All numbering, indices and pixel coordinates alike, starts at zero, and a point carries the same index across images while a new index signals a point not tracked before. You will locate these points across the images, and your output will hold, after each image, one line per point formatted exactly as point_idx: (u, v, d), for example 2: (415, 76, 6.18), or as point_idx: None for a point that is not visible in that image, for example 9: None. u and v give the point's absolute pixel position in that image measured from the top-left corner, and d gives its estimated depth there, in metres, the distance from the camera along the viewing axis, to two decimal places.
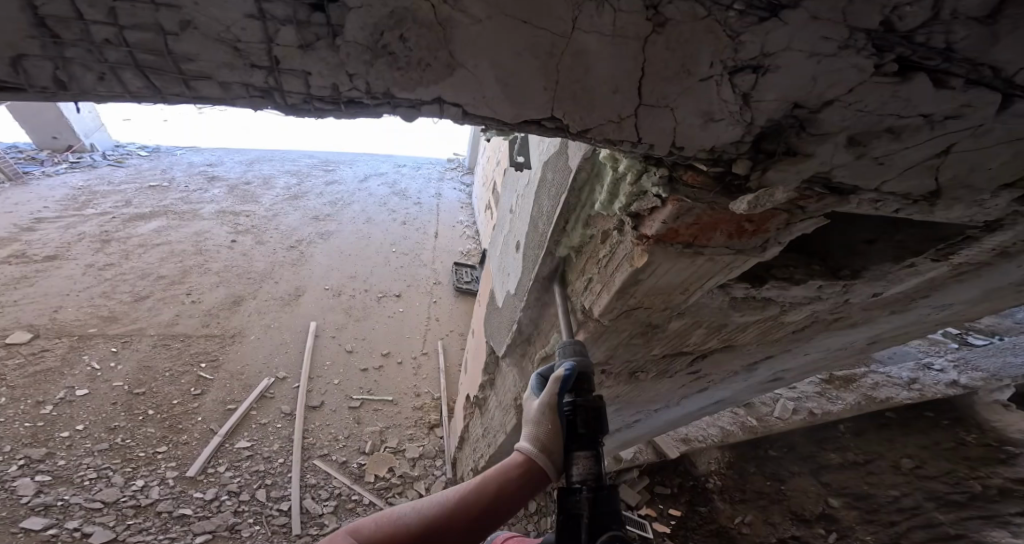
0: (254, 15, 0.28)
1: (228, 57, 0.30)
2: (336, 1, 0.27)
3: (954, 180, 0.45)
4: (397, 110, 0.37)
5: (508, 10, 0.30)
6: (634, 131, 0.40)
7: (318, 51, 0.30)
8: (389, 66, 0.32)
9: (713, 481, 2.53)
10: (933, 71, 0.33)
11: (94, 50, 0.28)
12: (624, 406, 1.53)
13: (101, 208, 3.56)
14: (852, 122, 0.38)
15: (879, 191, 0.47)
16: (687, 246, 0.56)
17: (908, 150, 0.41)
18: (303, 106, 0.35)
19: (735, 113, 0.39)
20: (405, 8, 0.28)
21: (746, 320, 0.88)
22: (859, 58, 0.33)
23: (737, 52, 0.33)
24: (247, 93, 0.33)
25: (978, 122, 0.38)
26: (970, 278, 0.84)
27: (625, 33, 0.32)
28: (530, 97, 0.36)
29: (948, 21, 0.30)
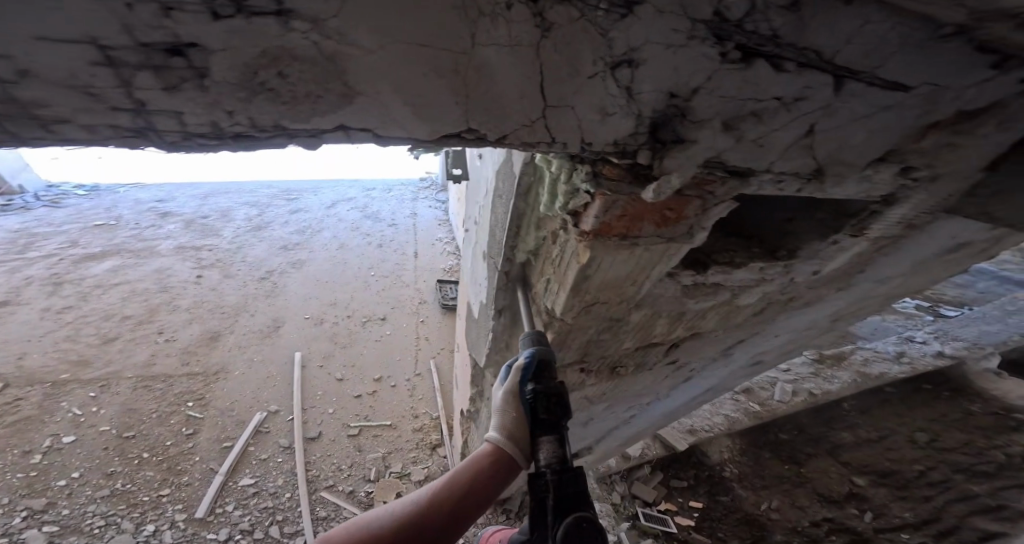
0: (101, 62, 0.28)
1: (86, 101, 0.30)
2: (194, 45, 0.28)
3: (829, 154, 0.53)
4: (296, 139, 0.38)
5: (405, 38, 0.32)
6: (547, 131, 0.43)
7: (186, 92, 0.31)
8: (273, 101, 0.33)
9: (730, 469, 2.78)
10: (770, 57, 0.40)
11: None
12: (615, 403, 1.55)
13: (46, 250, 3.50)
14: (722, 106, 0.43)
15: (774, 171, 0.54)
16: (622, 239, 0.59)
17: (778, 130, 0.48)
18: (184, 142, 0.36)
19: (627, 105, 0.42)
20: (277, 48, 0.29)
21: (702, 307, 0.92)
22: (705, 47, 0.38)
23: (612, 48, 0.37)
24: (117, 134, 0.33)
25: (823, 101, 0.45)
26: (898, 250, 0.91)
27: (520, 42, 0.35)
28: (434, 115, 0.38)
29: (763, 11, 0.35)
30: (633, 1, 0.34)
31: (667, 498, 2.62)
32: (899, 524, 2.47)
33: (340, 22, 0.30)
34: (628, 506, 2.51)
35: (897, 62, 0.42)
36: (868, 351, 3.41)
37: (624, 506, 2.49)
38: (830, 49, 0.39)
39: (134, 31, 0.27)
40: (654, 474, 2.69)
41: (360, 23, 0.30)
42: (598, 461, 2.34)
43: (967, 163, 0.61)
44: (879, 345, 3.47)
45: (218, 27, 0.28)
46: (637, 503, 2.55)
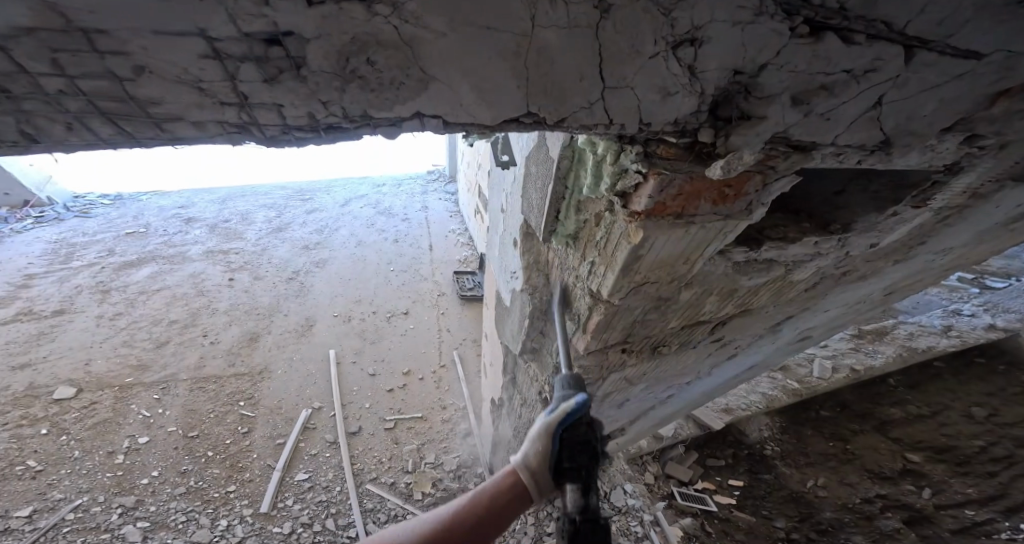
0: (208, 55, 0.29)
1: (196, 98, 0.31)
2: (291, 35, 0.29)
3: (898, 126, 0.50)
4: (379, 130, 0.39)
5: (471, 20, 0.32)
6: (605, 113, 0.42)
7: (284, 83, 0.32)
8: (364, 89, 0.33)
9: (770, 448, 2.77)
10: (838, 30, 0.38)
11: (54, 104, 0.30)
12: (653, 384, 1.55)
13: (87, 260, 3.73)
14: (789, 81, 0.41)
15: (838, 144, 0.51)
16: (677, 218, 0.58)
17: (847, 103, 0.45)
18: (281, 136, 0.37)
19: (688, 82, 0.41)
20: (366, 34, 0.30)
21: (757, 283, 0.90)
22: (773, 23, 0.37)
23: (674, 27, 0.36)
24: (222, 129, 0.35)
25: (894, 73, 0.43)
26: (961, 219, 0.88)
27: (579, 23, 0.35)
28: (504, 96, 0.38)
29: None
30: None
31: (704, 477, 2.60)
32: (963, 501, 2.44)
33: (416, 6, 0.29)
34: (662, 486, 2.48)
35: (973, 27, 0.40)
36: (910, 325, 3.31)
37: (658, 486, 2.46)
38: (907, 13, 0.38)
39: (238, 21, 0.27)
40: (688, 454, 2.66)
41: (434, 9, 0.30)
42: (630, 443, 2.35)
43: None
44: (922, 318, 3.37)
45: (313, 13, 0.28)
46: (671, 482, 2.53)
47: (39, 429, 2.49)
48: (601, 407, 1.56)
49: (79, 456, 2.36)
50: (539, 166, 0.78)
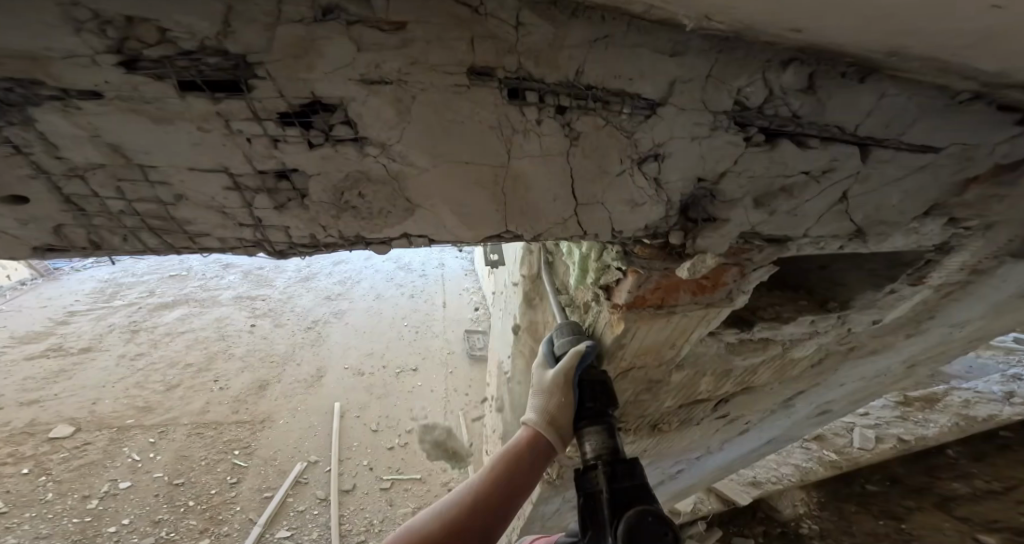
0: (231, 187, 0.35)
1: (220, 219, 0.36)
2: (296, 170, 0.35)
3: (868, 219, 0.54)
4: (371, 248, 0.42)
5: (454, 157, 0.37)
6: (579, 227, 0.46)
7: (290, 209, 0.37)
8: (355, 216, 0.38)
9: (807, 526, 2.54)
10: (793, 135, 0.44)
11: (114, 220, 0.35)
12: (658, 459, 1.46)
13: (127, 299, 3.83)
14: (750, 185, 0.47)
15: (812, 236, 0.55)
16: (658, 309, 0.60)
17: (813, 200, 0.50)
18: (290, 253, 0.40)
19: (656, 192, 0.46)
20: (359, 172, 0.36)
21: (751, 363, 0.89)
22: (727, 135, 0.43)
23: (637, 146, 0.42)
24: (239, 246, 0.39)
25: (853, 170, 0.48)
26: (966, 294, 0.84)
27: (551, 151, 0.40)
28: (485, 220, 0.42)
29: (781, 96, 0.41)
30: (657, 101, 0.40)
31: None
32: None
33: (402, 145, 0.35)
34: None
35: (922, 127, 0.45)
36: (966, 392, 3.00)
37: None
38: (851, 121, 0.44)
39: (254, 161, 0.34)
40: (710, 530, 2.51)
41: (416, 147, 0.36)
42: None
43: (1021, 208, 0.59)
44: (979, 384, 3.05)
45: (313, 154, 0.34)
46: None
47: (21, 468, 2.45)
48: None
49: (52, 498, 2.31)
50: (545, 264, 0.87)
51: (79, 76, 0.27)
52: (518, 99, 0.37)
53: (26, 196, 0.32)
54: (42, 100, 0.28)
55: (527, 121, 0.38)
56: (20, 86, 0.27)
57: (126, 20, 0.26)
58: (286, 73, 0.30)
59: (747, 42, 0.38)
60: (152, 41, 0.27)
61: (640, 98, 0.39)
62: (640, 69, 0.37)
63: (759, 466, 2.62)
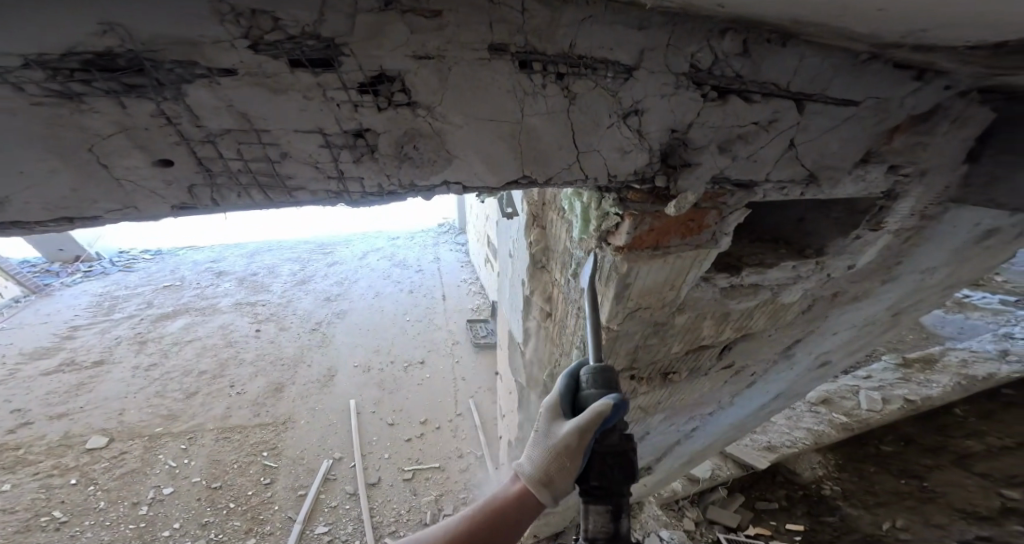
0: (324, 144, 0.44)
1: (313, 172, 0.45)
2: (369, 130, 0.44)
3: (817, 163, 0.63)
4: (421, 195, 0.51)
5: (480, 116, 0.47)
6: (582, 171, 0.56)
7: (364, 163, 0.46)
8: (409, 165, 0.47)
9: (830, 488, 2.54)
10: (739, 92, 0.54)
11: (233, 177, 0.44)
12: (673, 414, 1.55)
13: (127, 311, 3.95)
14: (711, 134, 0.57)
15: (773, 181, 0.64)
16: (654, 250, 0.69)
17: (766, 147, 0.59)
18: (363, 202, 0.50)
19: (639, 141, 0.56)
20: (416, 129, 0.45)
21: (745, 308, 0.96)
22: (689, 94, 0.53)
23: (625, 99, 0.52)
24: (324, 196, 0.48)
25: (795, 122, 0.58)
26: (922, 241, 0.90)
27: (555, 109, 0.49)
28: (511, 166, 0.52)
29: (725, 60, 0.51)
30: (631, 66, 0.49)
31: (756, 523, 2.41)
32: None
33: (444, 108, 0.45)
34: (706, 533, 2.32)
35: (838, 85, 0.55)
36: (961, 352, 3.17)
37: (700, 533, 2.31)
38: (784, 77, 0.53)
39: (341, 122, 0.42)
40: (732, 497, 2.50)
41: (453, 109, 0.45)
42: (660, 486, 2.26)
43: (948, 156, 0.67)
44: (974, 345, 3.22)
45: (383, 115, 0.43)
46: (716, 529, 2.36)
47: (68, 479, 2.55)
48: None
49: (104, 507, 2.41)
50: (552, 224, 0.95)
51: (223, 56, 0.36)
52: (528, 69, 0.46)
53: (169, 159, 0.41)
54: (194, 76, 0.37)
55: (536, 84, 0.47)
56: (181, 66, 0.36)
57: (254, 12, 0.35)
58: (364, 49, 0.39)
59: (694, 17, 0.47)
60: (270, 28, 0.36)
61: (619, 63, 0.49)
62: (618, 39, 0.47)
63: (773, 431, 2.72)
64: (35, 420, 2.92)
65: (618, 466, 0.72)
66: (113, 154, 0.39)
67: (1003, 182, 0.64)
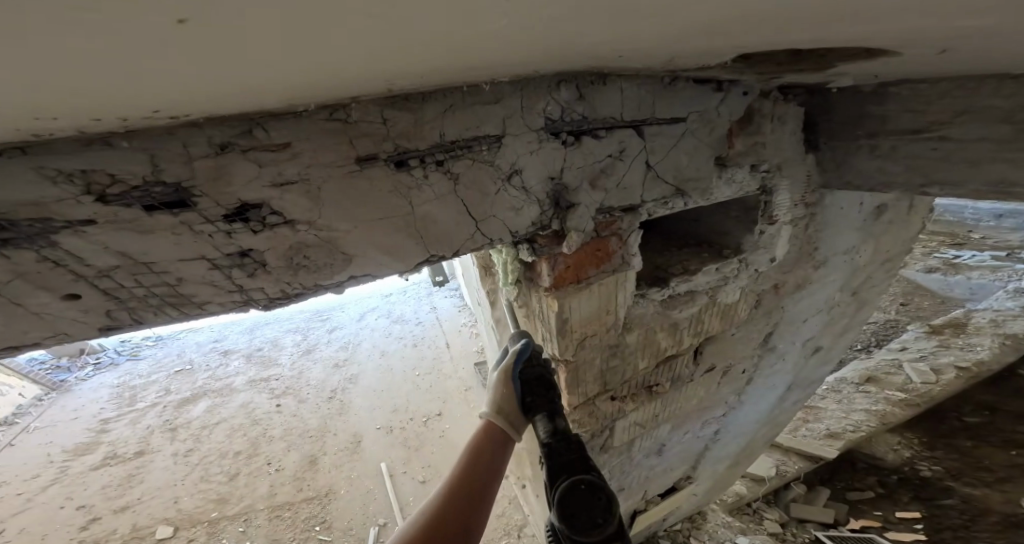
0: (212, 266, 0.46)
1: (214, 290, 0.47)
2: (253, 250, 0.46)
3: (679, 176, 0.74)
4: (332, 291, 0.54)
5: (362, 216, 0.51)
6: (485, 234, 0.62)
7: (259, 277, 0.48)
8: (302, 269, 0.50)
9: (927, 467, 2.49)
10: (589, 132, 0.64)
11: (140, 300, 0.45)
12: (679, 421, 1.54)
13: (150, 400, 3.66)
14: (581, 172, 0.66)
15: (650, 200, 0.74)
16: (575, 284, 0.79)
17: (631, 170, 0.70)
18: (274, 306, 0.51)
19: (527, 195, 0.65)
20: (301, 241, 0.48)
21: (690, 315, 1.03)
22: (551, 144, 0.62)
23: (498, 166, 0.60)
24: (234, 307, 0.50)
25: (640, 146, 0.68)
26: (821, 227, 1.06)
27: (439, 193, 0.56)
28: (409, 251, 0.56)
29: (567, 107, 0.61)
30: (499, 134, 0.58)
31: (858, 515, 2.35)
32: None
33: (324, 220, 0.48)
34: (800, 533, 2.26)
35: (661, 104, 0.67)
36: (985, 312, 3.32)
37: (795, 533, 2.25)
38: (616, 111, 0.65)
39: (221, 248, 0.45)
40: (817, 491, 2.45)
41: (333, 217, 0.49)
42: (719, 492, 2.16)
43: (788, 149, 0.82)
44: (992, 304, 3.37)
45: (261, 236, 0.46)
46: (812, 528, 2.30)
47: None
48: (636, 455, 1.55)
49: None
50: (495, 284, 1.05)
51: (73, 210, 0.39)
52: (404, 166, 0.51)
53: (76, 293, 0.43)
54: (56, 228, 0.39)
55: (416, 179, 0.53)
56: (40, 222, 0.38)
57: (83, 171, 0.38)
58: (215, 189, 0.43)
59: (533, 79, 0.58)
60: (109, 181, 0.39)
61: (488, 136, 0.57)
62: (479, 119, 0.55)
63: (834, 419, 2.73)
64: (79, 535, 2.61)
65: (543, 385, 0.92)
66: (20, 295, 0.41)
67: (844, 165, 0.80)
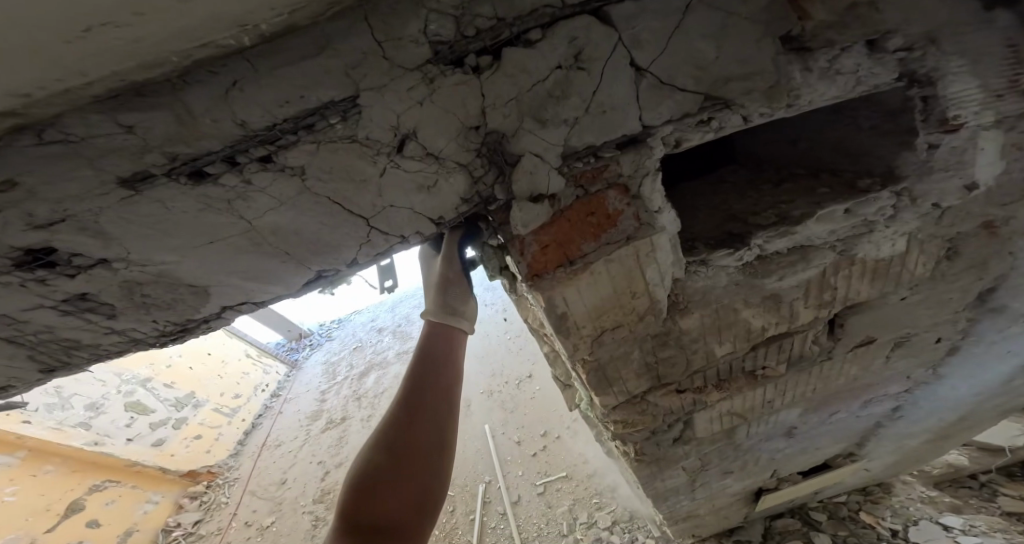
0: (70, 313, 0.48)
1: (96, 333, 0.51)
2: (96, 297, 0.47)
3: (702, 77, 0.44)
4: (212, 323, 0.56)
5: (195, 242, 0.44)
6: (380, 231, 0.49)
7: (126, 318, 0.50)
8: (155, 308, 0.50)
9: None
10: (514, 39, 0.40)
11: (40, 345, 0.51)
12: (823, 405, 1.11)
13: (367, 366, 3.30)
14: (514, 109, 0.44)
15: (660, 125, 0.48)
16: (568, 266, 0.56)
17: (605, 86, 0.44)
18: (167, 341, 0.56)
19: (442, 164, 0.46)
20: (136, 282, 0.46)
21: (800, 282, 0.68)
22: (449, 78, 0.41)
23: (374, 140, 0.42)
24: (128, 344, 0.54)
25: (612, 42, 0.42)
26: None
27: (284, 195, 0.43)
28: (277, 269, 0.50)
29: (461, 9, 0.38)
30: (353, 94, 0.39)
31: None
32: None
33: (142, 254, 0.44)
34: None
35: None
36: None
37: None
38: None
39: (56, 295, 0.46)
40: None
41: (155, 251, 0.44)
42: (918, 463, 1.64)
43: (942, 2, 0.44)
44: None
45: (83, 280, 0.45)
46: None
47: None
48: (754, 441, 1.19)
49: None
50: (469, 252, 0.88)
51: None
52: (207, 177, 0.40)
53: None
54: None
55: (234, 187, 0.41)
56: None
57: None
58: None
59: None
60: None
61: (338, 99, 0.39)
62: (307, 80, 0.37)
63: None
64: (331, 512, 2.29)
65: None
66: None
67: None
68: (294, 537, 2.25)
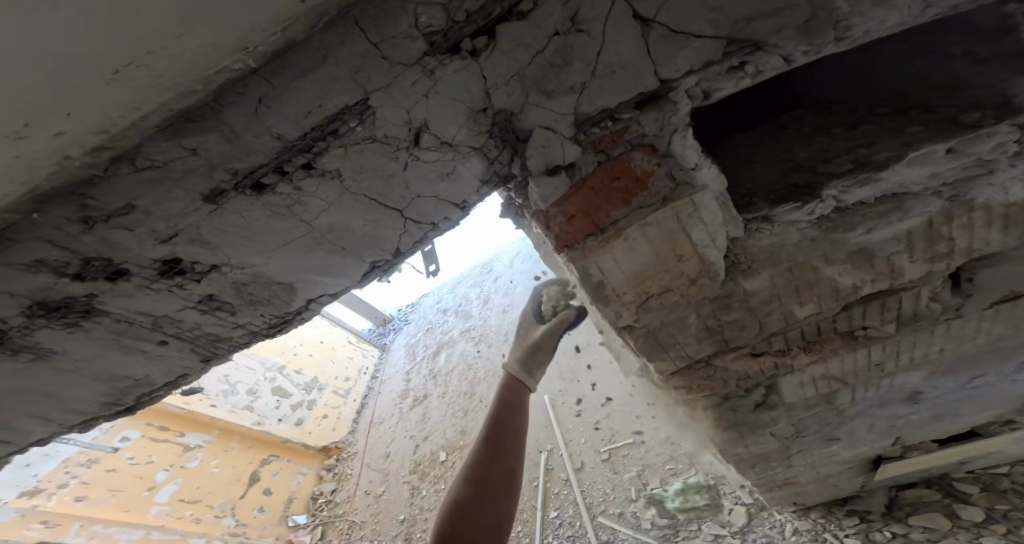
0: (205, 310, 0.62)
1: (227, 327, 0.66)
2: (217, 295, 0.60)
3: (720, 14, 0.39)
4: (307, 312, 0.68)
5: (273, 245, 0.54)
6: (414, 221, 0.55)
7: (243, 311, 0.64)
8: (260, 300, 0.62)
9: None
10: (506, 15, 0.40)
11: (194, 339, 0.67)
12: (949, 369, 0.91)
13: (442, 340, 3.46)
14: (516, 87, 0.44)
15: (678, 79, 0.44)
16: (597, 235, 0.56)
17: (609, 46, 0.41)
18: (280, 330, 0.71)
19: (457, 151, 0.48)
20: (240, 281, 0.58)
21: (896, 231, 0.57)
22: (450, 67, 0.42)
23: (390, 138, 0.45)
24: (253, 334, 0.70)
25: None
26: None
27: (328, 198, 0.49)
28: (341, 262, 0.59)
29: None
30: (363, 96, 0.42)
31: None
32: None
33: (237, 257, 0.54)
34: None
35: None
36: None
37: None
38: None
39: (189, 296, 0.58)
40: None
41: (245, 254, 0.54)
42: None
43: None
44: None
45: (204, 281, 0.57)
46: None
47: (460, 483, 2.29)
48: (854, 410, 1.03)
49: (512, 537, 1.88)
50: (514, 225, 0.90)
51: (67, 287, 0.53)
52: (265, 188, 0.47)
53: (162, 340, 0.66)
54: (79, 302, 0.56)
55: (289, 194, 0.48)
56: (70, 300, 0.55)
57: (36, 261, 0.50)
58: (128, 258, 0.51)
59: None
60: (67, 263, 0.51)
61: (352, 104, 0.42)
62: (321, 88, 0.41)
63: None
64: (427, 480, 2.46)
65: None
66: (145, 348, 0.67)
67: None
68: (400, 502, 2.45)
